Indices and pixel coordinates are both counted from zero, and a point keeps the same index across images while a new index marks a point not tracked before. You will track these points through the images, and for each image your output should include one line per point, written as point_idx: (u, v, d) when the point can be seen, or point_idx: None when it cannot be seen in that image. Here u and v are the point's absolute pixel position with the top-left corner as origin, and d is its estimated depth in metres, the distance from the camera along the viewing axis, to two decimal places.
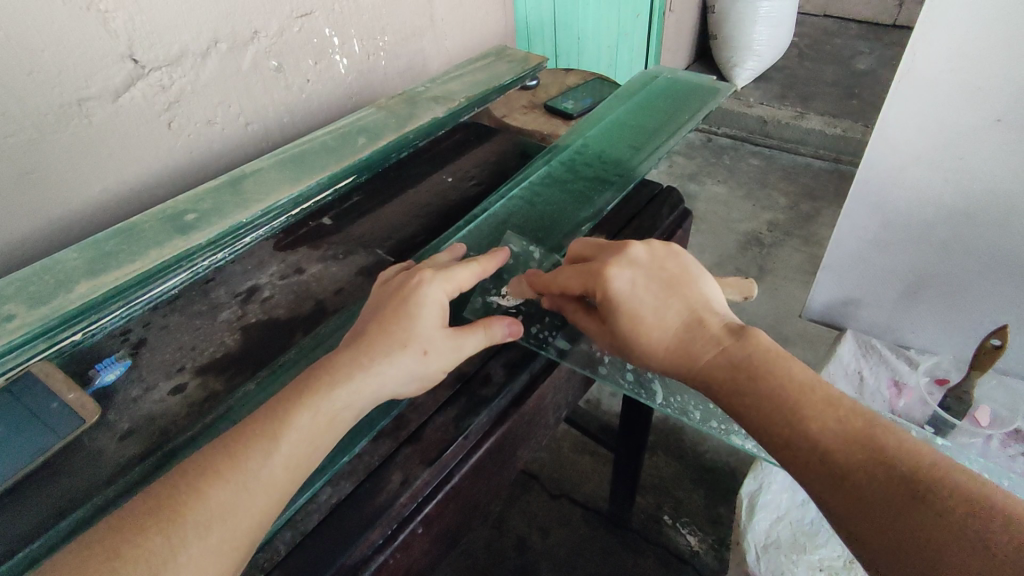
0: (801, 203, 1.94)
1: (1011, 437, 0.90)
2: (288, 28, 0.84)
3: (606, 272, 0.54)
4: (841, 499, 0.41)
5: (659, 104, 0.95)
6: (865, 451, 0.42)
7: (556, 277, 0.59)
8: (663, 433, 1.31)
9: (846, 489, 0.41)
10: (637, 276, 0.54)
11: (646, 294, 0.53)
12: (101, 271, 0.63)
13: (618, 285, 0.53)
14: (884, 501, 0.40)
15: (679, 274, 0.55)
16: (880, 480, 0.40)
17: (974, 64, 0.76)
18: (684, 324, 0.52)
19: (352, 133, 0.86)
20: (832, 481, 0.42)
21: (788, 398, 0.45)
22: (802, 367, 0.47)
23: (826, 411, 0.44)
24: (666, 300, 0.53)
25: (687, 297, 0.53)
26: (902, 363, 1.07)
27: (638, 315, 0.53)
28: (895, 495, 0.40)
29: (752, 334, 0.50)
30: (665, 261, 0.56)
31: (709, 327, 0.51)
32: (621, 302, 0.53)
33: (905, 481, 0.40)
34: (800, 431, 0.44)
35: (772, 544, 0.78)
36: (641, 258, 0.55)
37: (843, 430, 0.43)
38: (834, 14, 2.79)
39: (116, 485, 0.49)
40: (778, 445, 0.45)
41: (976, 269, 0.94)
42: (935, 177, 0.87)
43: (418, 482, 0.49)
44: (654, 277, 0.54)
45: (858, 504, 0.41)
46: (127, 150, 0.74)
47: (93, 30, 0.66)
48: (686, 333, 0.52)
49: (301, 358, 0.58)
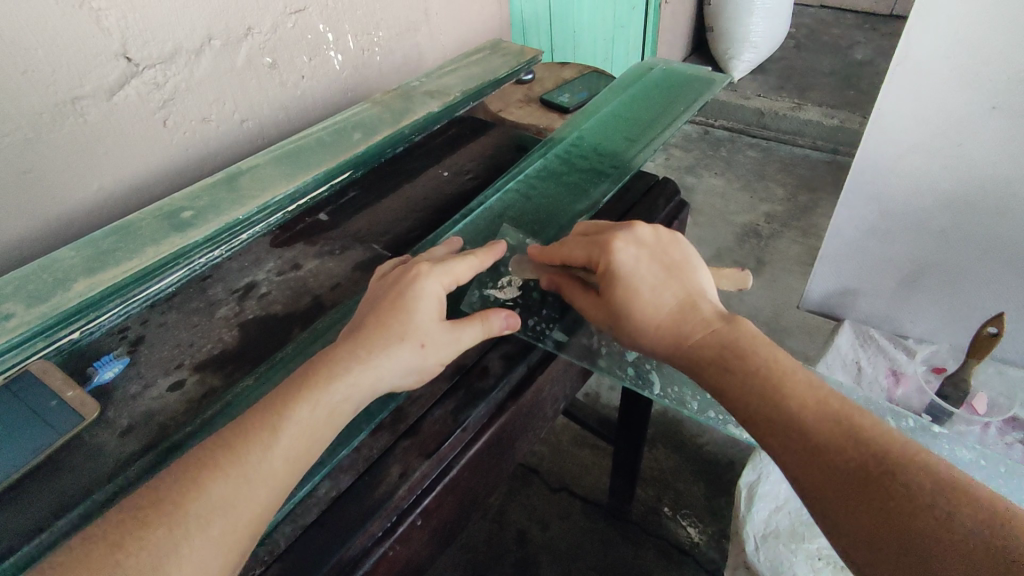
0: (799, 195, 1.94)
1: (1008, 424, 0.90)
2: (281, 24, 0.84)
3: (613, 244, 0.55)
4: (817, 475, 0.41)
5: (655, 95, 0.95)
6: (842, 431, 0.42)
7: (561, 249, 0.60)
8: (663, 425, 1.31)
9: (819, 468, 0.41)
10: (642, 255, 0.55)
11: (647, 272, 0.54)
12: (98, 270, 0.63)
13: (621, 258, 0.54)
14: (858, 482, 0.40)
15: (680, 261, 0.55)
16: (853, 460, 0.41)
17: (970, 51, 0.76)
18: (678, 305, 0.52)
19: (347, 129, 0.86)
20: (808, 458, 0.42)
21: (769, 378, 0.46)
22: (787, 354, 0.48)
23: (806, 392, 0.45)
24: (663, 281, 0.53)
25: (686, 282, 0.54)
26: (899, 353, 1.06)
27: (635, 292, 0.53)
28: (868, 472, 0.40)
29: (741, 320, 0.51)
30: (669, 247, 0.56)
31: (701, 311, 0.52)
32: (622, 275, 0.53)
33: (882, 459, 0.40)
34: (781, 407, 0.44)
35: (771, 534, 0.78)
36: (647, 238, 0.56)
37: (824, 408, 0.43)
38: (831, 5, 2.79)
39: (117, 481, 0.49)
40: (757, 420, 0.45)
41: (973, 257, 0.94)
42: (932, 164, 0.88)
43: (417, 475, 0.49)
44: (656, 258, 0.55)
45: (832, 485, 0.40)
46: (122, 149, 0.74)
47: (86, 26, 0.66)
48: (678, 314, 0.52)
49: (300, 353, 0.58)
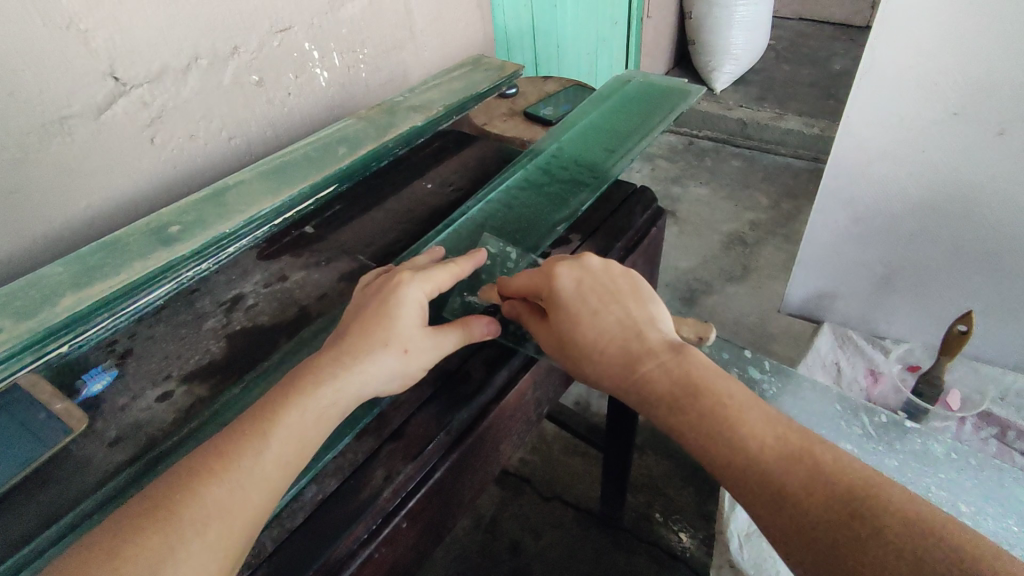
0: (783, 202, 1.97)
1: (983, 419, 0.93)
2: (267, 43, 0.86)
3: (553, 270, 0.55)
4: (783, 524, 0.40)
5: (632, 107, 0.97)
6: (803, 469, 0.41)
7: (517, 280, 0.59)
8: (652, 432, 1.32)
9: (786, 513, 0.40)
10: (583, 279, 0.54)
11: (589, 296, 0.53)
12: (86, 284, 0.64)
13: (562, 284, 0.54)
14: (827, 525, 0.38)
15: (628, 290, 0.54)
16: (819, 501, 0.39)
17: (929, 62, 0.79)
18: (623, 330, 0.51)
19: (332, 144, 0.88)
20: (769, 501, 0.41)
21: (720, 417, 0.44)
22: (741, 386, 0.46)
23: (764, 428, 0.43)
24: (607, 305, 0.52)
25: (634, 310, 0.52)
26: (876, 352, 1.07)
27: (577, 316, 0.52)
28: (832, 513, 0.38)
29: (689, 351, 0.49)
30: (618, 277, 0.54)
31: (648, 339, 0.50)
32: (563, 300, 0.53)
33: (842, 502, 0.39)
34: (738, 449, 0.43)
35: (754, 532, 0.80)
36: (593, 266, 0.55)
37: (779, 447, 0.42)
38: (809, 18, 2.86)
39: (105, 489, 0.50)
40: (718, 466, 0.44)
41: (943, 260, 0.97)
42: (900, 170, 0.91)
43: (401, 477, 0.50)
44: (599, 285, 0.54)
45: (798, 532, 0.39)
46: (110, 166, 0.75)
47: (73, 48, 0.67)
48: (623, 341, 0.51)
49: (286, 361, 0.60)
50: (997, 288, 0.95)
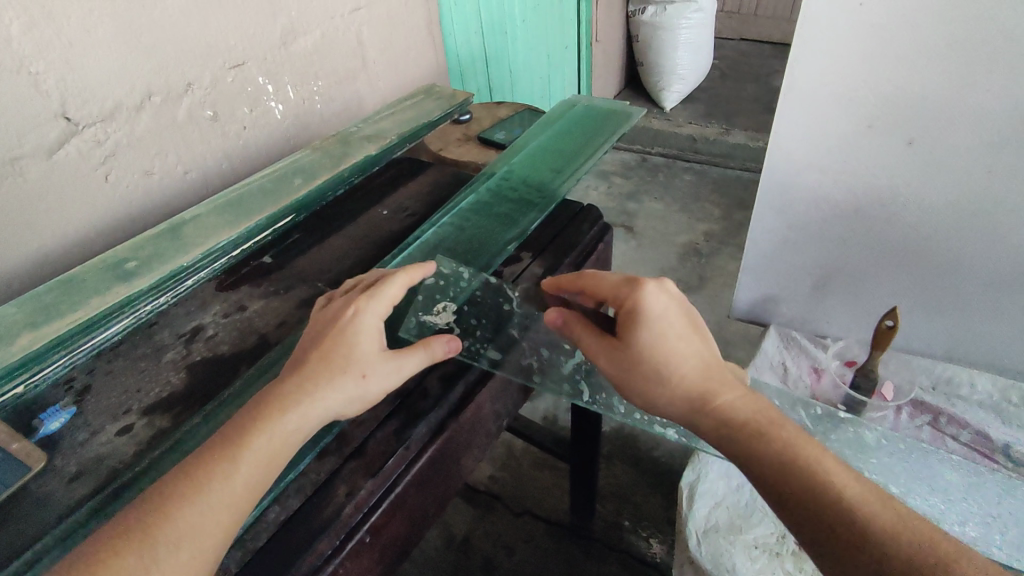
0: (733, 213, 2.06)
1: (917, 408, 1.04)
2: (220, 78, 0.88)
3: (645, 285, 0.55)
4: (837, 540, 0.43)
5: (577, 130, 1.02)
6: (865, 504, 0.45)
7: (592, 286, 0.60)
8: (618, 441, 1.36)
9: (840, 533, 0.43)
10: (674, 304, 0.56)
11: (676, 322, 0.55)
12: (42, 323, 0.65)
13: (655, 300, 0.55)
14: (882, 552, 0.42)
15: (702, 325, 0.57)
16: (875, 529, 0.43)
17: (843, 80, 0.86)
18: (705, 361, 0.54)
19: (287, 175, 0.91)
20: (825, 519, 0.44)
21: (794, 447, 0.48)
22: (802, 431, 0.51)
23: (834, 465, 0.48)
24: (691, 335, 0.55)
25: (708, 344, 0.56)
26: (818, 351, 1.17)
27: (666, 337, 0.54)
28: (887, 542, 0.42)
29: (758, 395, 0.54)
30: (695, 311, 0.58)
31: (725, 374, 0.54)
32: (654, 316, 0.54)
33: (901, 536, 0.43)
34: (809, 473, 0.46)
35: (711, 528, 0.83)
36: (677, 293, 0.57)
37: (846, 480, 0.46)
38: (750, 38, 3.02)
39: (66, 524, 0.50)
40: (779, 483, 0.47)
41: (872, 261, 1.04)
42: (827, 180, 0.97)
43: (362, 493, 0.52)
44: (684, 316, 0.56)
45: (848, 551, 0.43)
46: (64, 206, 0.76)
47: (24, 90, 0.68)
48: (706, 371, 0.54)
49: (248, 388, 0.61)
50: (920, 285, 1.03)
